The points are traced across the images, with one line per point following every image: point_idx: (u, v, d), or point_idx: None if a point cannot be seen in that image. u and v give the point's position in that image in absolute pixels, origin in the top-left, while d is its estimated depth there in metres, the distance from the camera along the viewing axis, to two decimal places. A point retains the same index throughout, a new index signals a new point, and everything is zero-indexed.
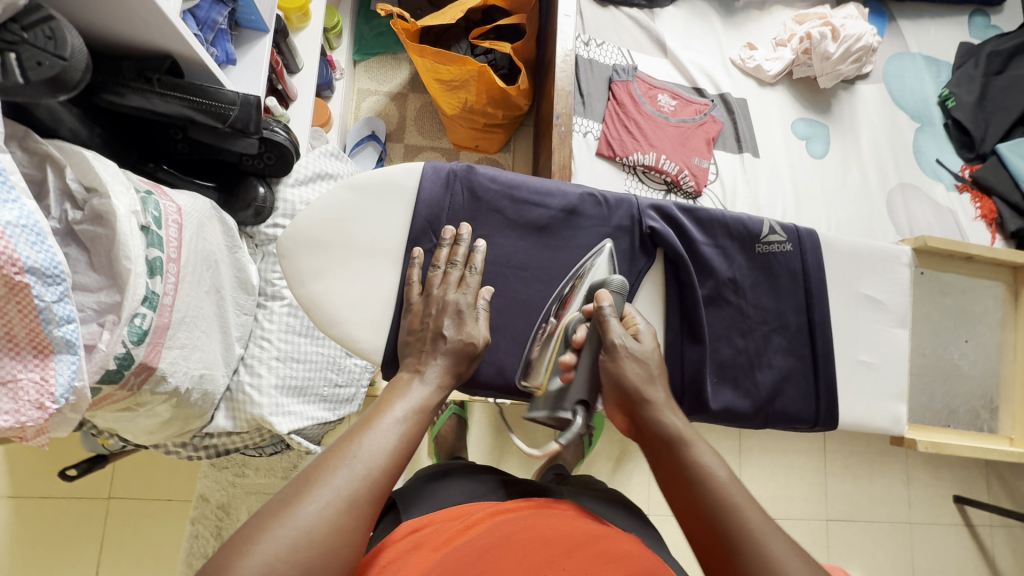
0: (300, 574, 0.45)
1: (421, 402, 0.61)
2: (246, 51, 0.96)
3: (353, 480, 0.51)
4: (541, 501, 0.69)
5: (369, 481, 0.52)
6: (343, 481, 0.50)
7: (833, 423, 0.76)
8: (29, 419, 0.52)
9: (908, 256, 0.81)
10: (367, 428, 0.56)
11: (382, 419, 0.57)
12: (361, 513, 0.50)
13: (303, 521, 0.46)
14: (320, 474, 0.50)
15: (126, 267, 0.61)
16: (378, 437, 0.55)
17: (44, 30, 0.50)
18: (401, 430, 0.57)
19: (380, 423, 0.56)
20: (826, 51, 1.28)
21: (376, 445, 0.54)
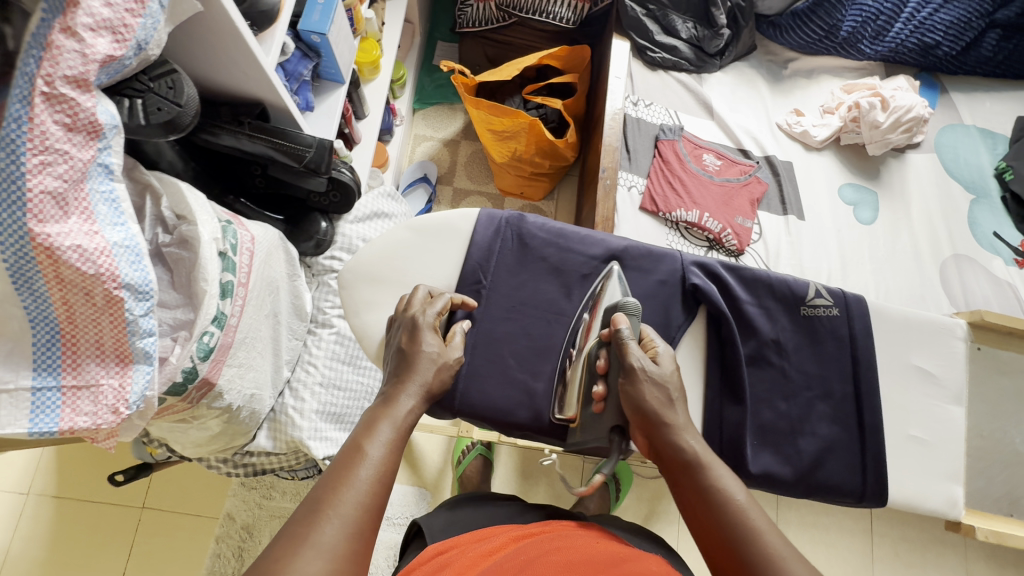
0: None
1: (397, 427, 0.56)
2: (324, 99, 1.05)
3: (339, 540, 0.45)
4: (556, 522, 0.74)
5: (355, 538, 0.46)
6: (327, 543, 0.45)
7: (881, 502, 0.72)
8: (104, 422, 0.57)
9: (963, 330, 0.78)
10: (343, 480, 0.49)
11: (353, 460, 0.51)
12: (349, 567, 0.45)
13: None
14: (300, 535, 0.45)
15: (202, 288, 0.67)
16: (355, 488, 0.49)
17: (167, 81, 0.58)
18: (376, 461, 0.52)
19: (358, 474, 0.50)
20: (875, 120, 1.29)
21: (354, 500, 0.48)
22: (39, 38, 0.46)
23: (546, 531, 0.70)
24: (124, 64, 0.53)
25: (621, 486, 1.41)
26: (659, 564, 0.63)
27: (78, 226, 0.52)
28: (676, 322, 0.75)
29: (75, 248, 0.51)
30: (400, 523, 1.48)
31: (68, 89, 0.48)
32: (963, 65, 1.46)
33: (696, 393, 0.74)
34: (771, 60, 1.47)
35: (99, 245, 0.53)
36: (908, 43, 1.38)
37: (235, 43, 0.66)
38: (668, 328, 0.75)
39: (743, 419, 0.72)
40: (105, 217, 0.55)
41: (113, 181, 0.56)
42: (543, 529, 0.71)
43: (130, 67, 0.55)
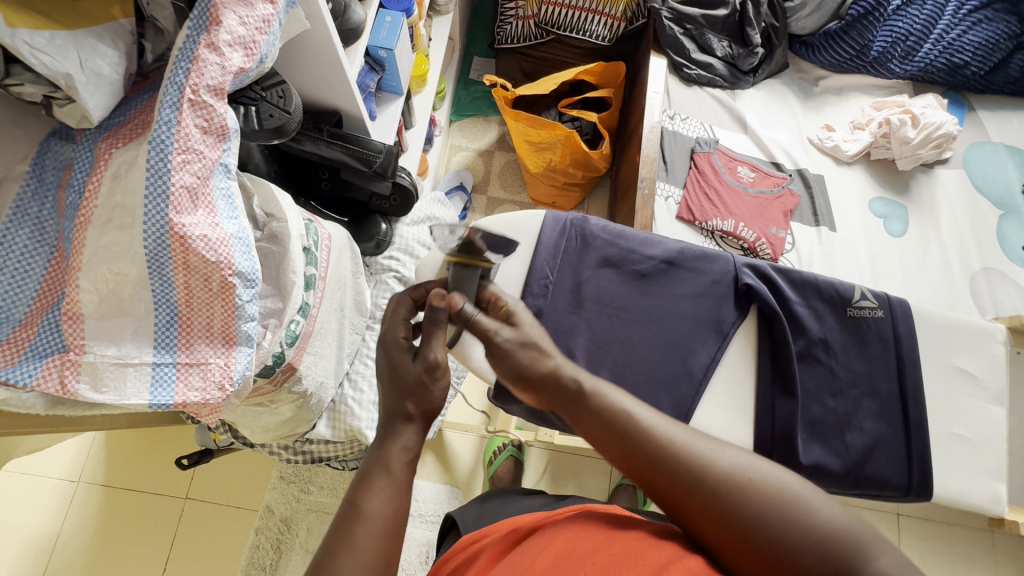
0: None
1: (396, 484, 0.52)
2: (384, 109, 1.12)
3: None
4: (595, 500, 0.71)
5: None
6: None
7: (927, 495, 0.75)
8: (212, 398, 0.62)
9: (1003, 334, 0.81)
10: (341, 547, 0.47)
11: (352, 523, 0.48)
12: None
13: None
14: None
15: (292, 280, 0.73)
16: (357, 555, 0.46)
17: (278, 91, 0.65)
18: (376, 522, 0.49)
19: (357, 535, 0.48)
20: (905, 135, 1.34)
21: (354, 566, 0.46)
22: (187, 53, 0.53)
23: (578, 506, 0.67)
24: (248, 75, 0.60)
25: None
26: None
27: (204, 218, 0.58)
28: (731, 320, 0.80)
29: (203, 238, 0.57)
30: (433, 520, 1.52)
31: (209, 97, 0.54)
32: (990, 84, 1.50)
33: (747, 387, 0.78)
34: (802, 78, 1.52)
35: (219, 236, 0.59)
36: (937, 63, 1.43)
37: (332, 57, 0.72)
38: (720, 327, 0.80)
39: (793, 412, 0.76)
40: (223, 211, 0.61)
41: (229, 180, 0.62)
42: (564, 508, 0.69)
43: (251, 78, 0.61)
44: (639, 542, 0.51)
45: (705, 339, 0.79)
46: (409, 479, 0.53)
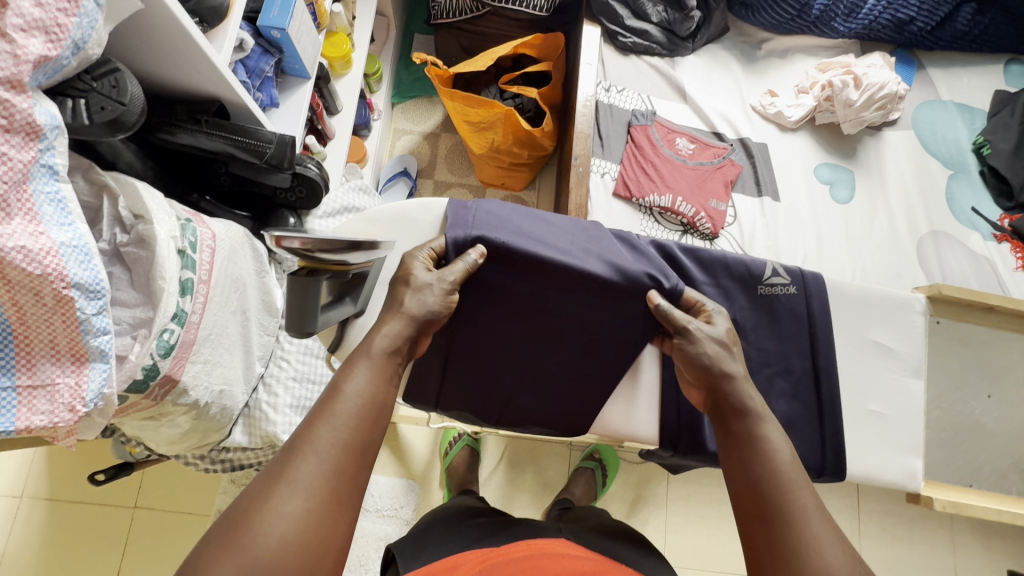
0: (309, 536, 0.48)
1: (380, 364, 0.60)
2: (289, 95, 1.06)
3: (316, 476, 0.50)
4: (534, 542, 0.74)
5: (331, 474, 0.51)
6: (303, 479, 0.50)
7: (841, 475, 0.73)
8: (61, 420, 0.57)
9: (923, 304, 0.78)
10: (322, 417, 0.54)
11: (336, 400, 0.55)
12: (318, 508, 0.49)
13: (288, 510, 0.48)
14: (273, 481, 0.49)
15: (161, 286, 0.67)
16: (335, 423, 0.54)
17: (110, 80, 0.59)
18: (358, 400, 0.56)
19: (337, 410, 0.54)
20: (848, 98, 1.28)
21: (332, 435, 0.53)
22: None
23: (519, 550, 0.71)
24: (61, 64, 0.54)
25: (607, 472, 1.50)
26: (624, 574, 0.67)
27: (23, 227, 0.53)
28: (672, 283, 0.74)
29: (19, 249, 0.51)
30: (389, 515, 1.50)
31: (3, 90, 0.48)
32: (938, 40, 1.45)
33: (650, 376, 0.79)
34: (744, 42, 1.46)
35: (44, 245, 0.53)
36: (882, 20, 1.37)
37: (184, 40, 0.66)
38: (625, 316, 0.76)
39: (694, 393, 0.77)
40: (51, 218, 0.55)
41: (58, 182, 0.56)
42: (507, 551, 0.71)
43: (70, 67, 0.55)
44: None
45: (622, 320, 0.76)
46: (387, 368, 0.60)
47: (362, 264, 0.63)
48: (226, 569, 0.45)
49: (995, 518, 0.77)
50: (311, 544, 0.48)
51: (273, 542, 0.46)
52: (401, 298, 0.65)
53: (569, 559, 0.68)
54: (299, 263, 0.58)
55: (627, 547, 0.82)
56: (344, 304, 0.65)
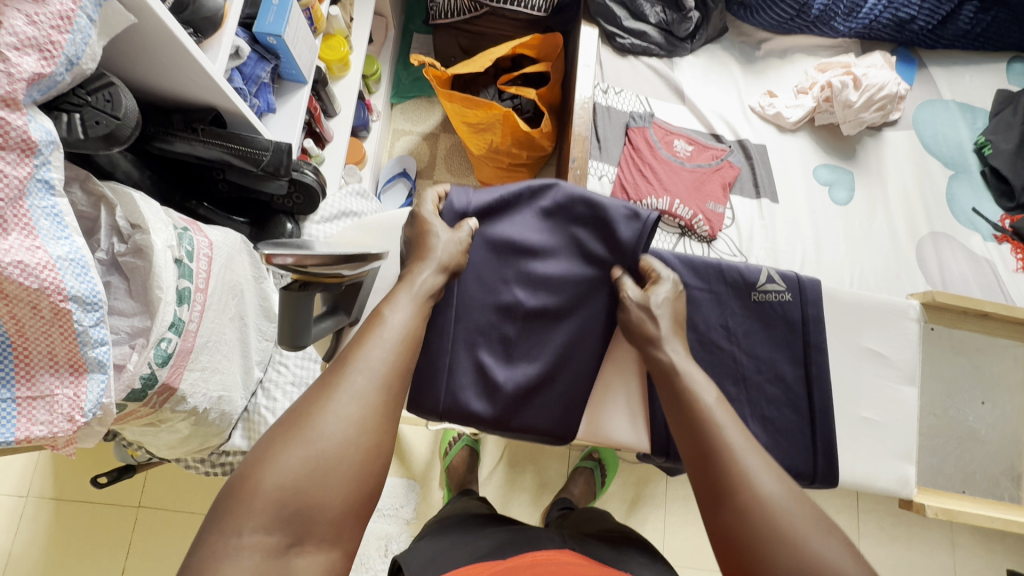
0: (365, 438, 0.52)
1: (417, 302, 0.65)
2: (286, 100, 1.06)
3: (368, 387, 0.54)
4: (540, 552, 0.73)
5: (381, 386, 0.55)
6: (357, 388, 0.54)
7: (833, 482, 0.73)
8: (61, 430, 0.58)
9: (917, 311, 0.78)
10: (368, 338, 0.58)
11: (379, 326, 0.60)
12: (373, 415, 0.53)
13: (344, 413, 0.52)
14: (328, 389, 0.53)
15: (157, 296, 0.68)
16: (381, 345, 0.58)
17: (104, 94, 0.60)
18: (401, 329, 0.61)
19: (382, 333, 0.59)
20: (847, 99, 1.28)
21: (379, 354, 0.57)
22: None
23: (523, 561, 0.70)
24: (55, 80, 0.54)
25: (606, 472, 1.50)
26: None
27: (19, 241, 0.53)
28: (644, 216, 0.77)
29: (17, 264, 0.52)
30: (390, 515, 1.51)
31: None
32: (940, 39, 1.43)
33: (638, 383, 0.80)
34: (743, 42, 1.45)
35: (41, 260, 0.54)
36: (882, 19, 1.36)
37: (178, 52, 0.67)
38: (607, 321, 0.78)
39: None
40: (47, 232, 0.56)
41: (54, 197, 0.57)
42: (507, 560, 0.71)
43: (64, 82, 0.56)
44: None
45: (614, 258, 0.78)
46: (425, 307, 0.65)
47: (356, 274, 0.63)
48: (291, 459, 0.48)
49: (988, 525, 0.77)
50: (368, 444, 0.51)
51: (332, 439, 0.50)
52: (427, 246, 0.70)
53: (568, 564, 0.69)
54: (292, 276, 0.58)
55: (622, 552, 0.82)
56: (337, 315, 0.65)
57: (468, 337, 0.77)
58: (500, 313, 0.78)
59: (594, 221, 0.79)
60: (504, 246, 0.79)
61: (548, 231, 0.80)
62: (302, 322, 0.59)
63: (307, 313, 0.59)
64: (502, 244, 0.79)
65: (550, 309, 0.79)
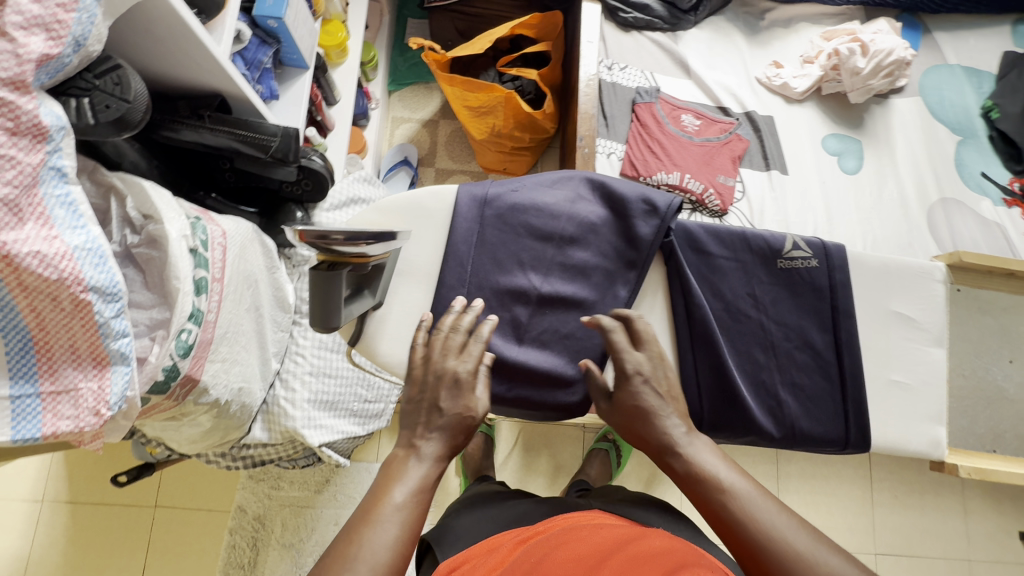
0: None
1: (430, 466, 0.60)
2: (288, 87, 1.04)
3: (381, 554, 0.51)
4: (574, 515, 0.74)
5: (395, 550, 0.52)
6: (370, 557, 0.51)
7: (865, 445, 0.73)
8: (87, 425, 0.57)
9: (943, 272, 0.77)
10: (380, 500, 0.55)
11: (394, 484, 0.57)
12: None
13: None
14: (341, 562, 0.50)
15: (175, 286, 0.66)
16: (393, 504, 0.55)
17: (113, 77, 0.58)
18: (412, 493, 0.57)
19: (395, 491, 0.57)
20: (855, 66, 1.26)
21: (393, 514, 0.54)
22: None
23: (557, 525, 0.70)
24: (64, 62, 0.52)
25: (622, 452, 1.50)
26: (668, 537, 0.66)
27: (36, 231, 0.51)
28: (665, 204, 0.74)
29: (35, 255, 0.50)
30: None
31: (8, 92, 0.47)
32: (945, 2, 1.41)
33: None
34: (746, 12, 1.43)
35: (59, 250, 0.52)
36: None
37: (182, 34, 0.65)
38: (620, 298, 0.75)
39: (712, 365, 0.73)
40: (63, 222, 0.54)
41: (67, 185, 0.55)
42: (545, 527, 0.70)
43: (72, 65, 0.54)
44: (637, 562, 0.56)
45: (632, 251, 0.75)
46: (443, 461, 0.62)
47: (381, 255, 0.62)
48: None
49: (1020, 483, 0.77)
50: None
51: None
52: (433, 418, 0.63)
53: (607, 529, 0.68)
54: (320, 256, 0.58)
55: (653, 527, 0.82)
56: (364, 297, 0.65)
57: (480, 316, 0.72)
58: (514, 296, 0.73)
59: (612, 205, 0.75)
60: (519, 227, 0.74)
61: (567, 213, 0.75)
62: (334, 305, 0.57)
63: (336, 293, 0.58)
64: (520, 228, 0.74)
65: (573, 301, 0.74)
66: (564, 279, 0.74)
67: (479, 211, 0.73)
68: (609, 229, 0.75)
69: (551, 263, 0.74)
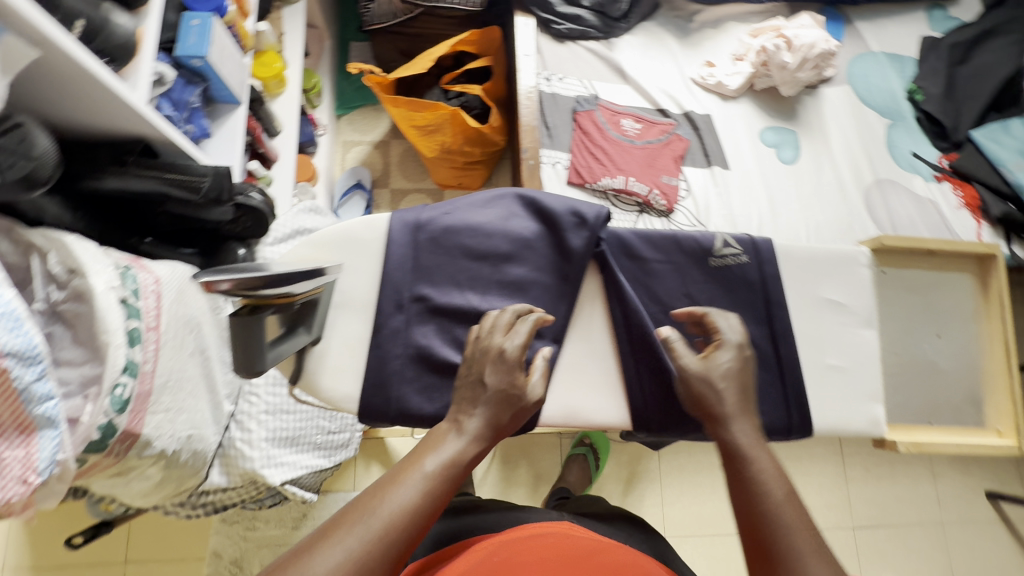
0: None
1: (454, 456, 0.56)
2: (220, 124, 1.03)
3: (367, 540, 0.46)
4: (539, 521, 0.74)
5: (384, 542, 0.47)
6: (356, 541, 0.46)
7: (808, 431, 0.75)
8: (14, 495, 0.54)
9: (868, 256, 0.80)
10: (392, 483, 0.52)
11: (410, 472, 0.53)
12: None
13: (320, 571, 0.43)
14: (328, 537, 0.46)
15: (105, 340, 0.64)
16: (404, 490, 0.51)
17: (16, 135, 0.56)
18: (426, 488, 0.52)
19: (408, 478, 0.52)
20: (782, 61, 1.31)
21: (400, 502, 0.50)
22: None
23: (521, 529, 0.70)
24: None
25: (599, 455, 1.51)
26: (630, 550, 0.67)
27: None
28: (594, 214, 0.76)
29: None
30: None
31: None
32: None
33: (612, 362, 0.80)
34: (677, 16, 1.47)
35: None
36: None
37: (90, 82, 0.64)
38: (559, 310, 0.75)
39: (654, 367, 0.74)
40: None
41: None
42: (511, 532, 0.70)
43: None
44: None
45: (567, 264, 0.76)
46: (465, 460, 0.57)
47: (308, 292, 0.62)
48: None
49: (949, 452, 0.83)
50: None
51: None
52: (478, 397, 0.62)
53: (571, 535, 0.68)
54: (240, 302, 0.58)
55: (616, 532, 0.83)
56: (298, 334, 0.66)
57: (422, 338, 0.72)
58: (455, 318, 0.73)
59: (544, 219, 0.77)
60: (453, 248, 0.75)
61: (500, 231, 0.76)
62: (258, 349, 0.58)
63: (259, 338, 0.58)
64: (455, 249, 0.75)
65: None
66: (503, 296, 0.75)
67: (412, 236, 0.74)
68: (543, 243, 0.77)
69: (489, 282, 0.75)
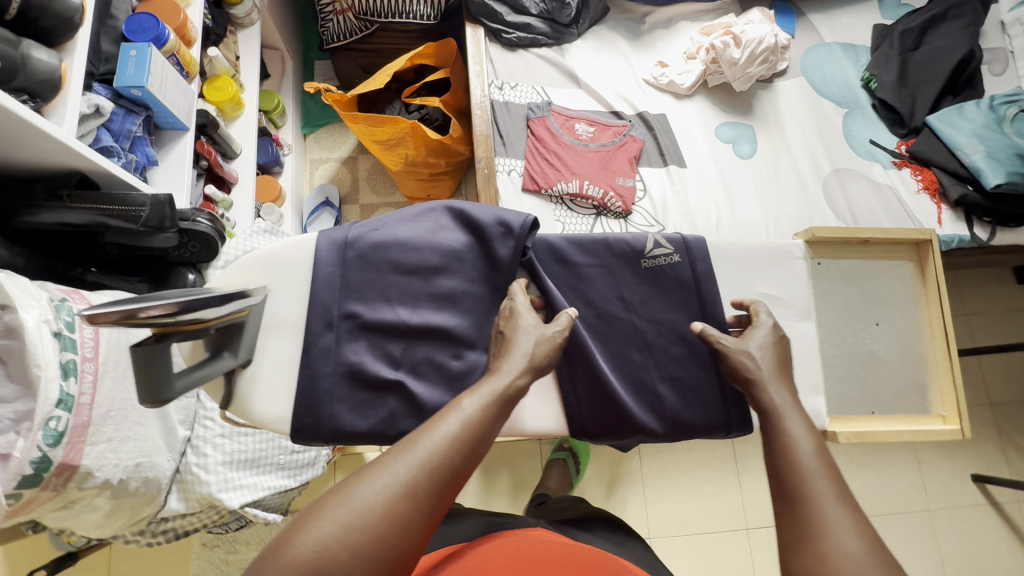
0: (371, 539, 0.45)
1: (492, 392, 0.58)
2: (167, 151, 1.04)
3: (411, 472, 0.49)
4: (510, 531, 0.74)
5: (430, 472, 0.50)
6: (401, 472, 0.49)
7: (747, 426, 0.75)
8: None
9: (803, 249, 0.81)
10: (434, 421, 0.54)
11: (450, 410, 0.56)
12: (405, 507, 0.48)
13: (363, 502, 0.47)
14: (379, 467, 0.50)
15: (36, 374, 0.64)
16: (444, 427, 0.54)
17: None
18: (467, 421, 0.55)
19: (448, 417, 0.55)
20: (731, 57, 1.31)
21: (443, 435, 0.53)
22: None
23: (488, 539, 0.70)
24: None
25: (579, 459, 1.51)
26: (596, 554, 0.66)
27: None
28: (520, 222, 0.76)
29: None
30: None
31: None
32: None
33: None
34: (628, 19, 1.48)
35: None
36: None
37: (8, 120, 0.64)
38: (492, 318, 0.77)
39: (588, 371, 0.74)
40: None
41: None
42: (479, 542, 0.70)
43: None
44: None
45: (496, 274, 0.77)
46: (504, 397, 0.59)
47: (224, 317, 0.62)
48: (313, 534, 0.45)
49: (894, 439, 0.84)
50: (376, 542, 0.46)
51: (339, 531, 0.45)
52: (509, 342, 0.66)
53: (538, 542, 0.67)
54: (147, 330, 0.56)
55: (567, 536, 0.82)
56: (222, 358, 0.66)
57: (354, 355, 0.73)
58: (387, 332, 0.74)
59: (472, 229, 0.77)
60: (382, 263, 0.75)
61: (429, 244, 0.76)
62: (166, 377, 0.56)
63: (168, 367, 0.57)
64: (383, 264, 0.75)
65: (446, 330, 0.74)
66: (434, 309, 0.75)
67: (340, 254, 0.74)
68: (472, 254, 0.77)
69: (420, 296, 0.75)
